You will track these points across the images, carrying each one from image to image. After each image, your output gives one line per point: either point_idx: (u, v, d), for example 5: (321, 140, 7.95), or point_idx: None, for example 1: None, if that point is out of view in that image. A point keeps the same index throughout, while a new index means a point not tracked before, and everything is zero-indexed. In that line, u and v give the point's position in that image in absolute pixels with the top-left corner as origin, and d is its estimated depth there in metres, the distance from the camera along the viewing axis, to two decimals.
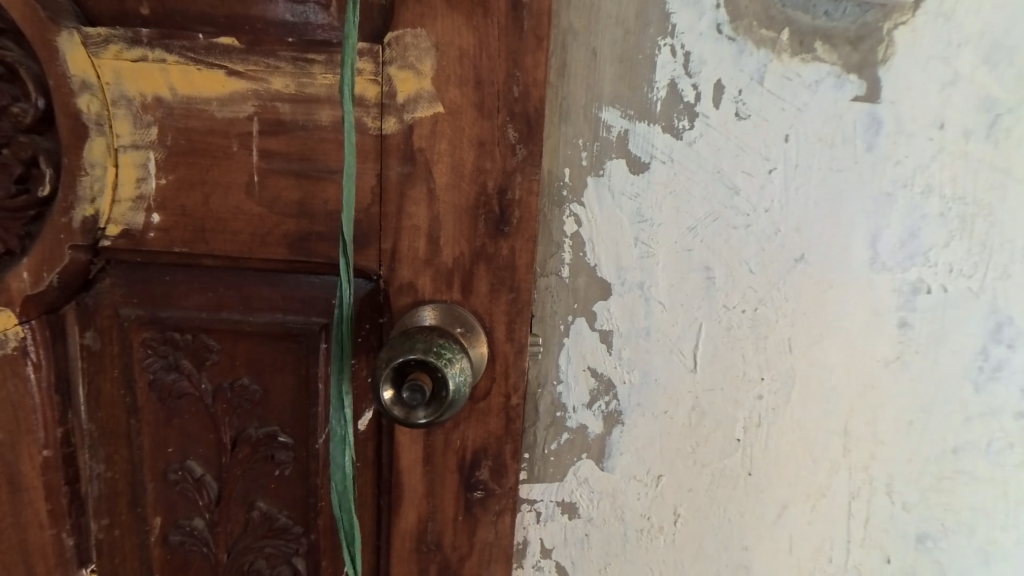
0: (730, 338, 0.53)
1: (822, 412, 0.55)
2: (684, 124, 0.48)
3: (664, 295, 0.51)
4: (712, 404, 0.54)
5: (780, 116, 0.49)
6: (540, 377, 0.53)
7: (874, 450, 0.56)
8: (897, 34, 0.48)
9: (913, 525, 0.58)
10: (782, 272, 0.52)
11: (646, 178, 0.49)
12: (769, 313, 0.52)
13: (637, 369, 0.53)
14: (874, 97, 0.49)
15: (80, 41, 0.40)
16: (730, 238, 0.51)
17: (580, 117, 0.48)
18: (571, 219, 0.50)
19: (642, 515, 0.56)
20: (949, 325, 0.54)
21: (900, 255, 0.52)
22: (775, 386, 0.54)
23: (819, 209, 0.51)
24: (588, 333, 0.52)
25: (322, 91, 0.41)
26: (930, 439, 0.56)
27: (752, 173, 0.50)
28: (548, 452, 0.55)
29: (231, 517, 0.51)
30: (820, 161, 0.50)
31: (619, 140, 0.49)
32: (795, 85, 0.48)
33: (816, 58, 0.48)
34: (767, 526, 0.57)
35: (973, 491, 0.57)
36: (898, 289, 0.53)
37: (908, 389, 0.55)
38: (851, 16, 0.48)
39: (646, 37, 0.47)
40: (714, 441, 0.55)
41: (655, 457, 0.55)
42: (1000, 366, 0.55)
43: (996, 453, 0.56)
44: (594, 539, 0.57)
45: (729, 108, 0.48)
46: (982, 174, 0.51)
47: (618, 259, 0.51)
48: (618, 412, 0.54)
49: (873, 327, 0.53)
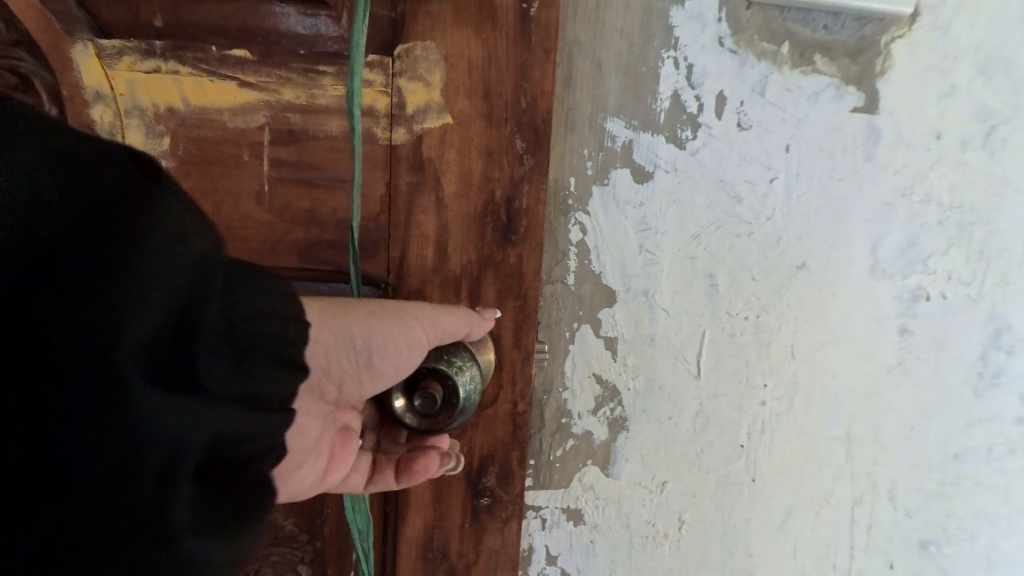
0: (734, 345, 0.53)
1: (826, 418, 0.56)
2: (688, 135, 0.49)
3: (669, 302, 0.52)
4: (716, 410, 0.54)
5: (781, 126, 0.50)
6: (545, 384, 0.54)
7: (876, 455, 0.57)
8: (894, 47, 0.50)
9: (916, 531, 0.59)
10: (784, 279, 0.52)
11: (650, 187, 0.50)
12: (772, 320, 0.53)
13: (642, 376, 0.53)
14: (872, 108, 0.50)
15: (94, 52, 0.41)
16: (733, 245, 0.51)
17: (586, 127, 0.49)
18: (577, 228, 0.50)
19: (647, 521, 0.56)
20: (949, 331, 0.55)
21: (900, 262, 0.53)
22: (778, 392, 0.55)
23: (820, 217, 0.52)
24: (593, 340, 0.53)
25: (333, 102, 0.43)
26: (931, 445, 0.57)
27: (754, 182, 0.50)
28: (553, 458, 0.55)
29: (301, 463, 0.45)
30: (820, 170, 0.51)
31: (624, 149, 0.49)
32: (795, 96, 0.49)
33: (816, 71, 0.49)
34: (771, 532, 0.58)
35: (975, 497, 0.58)
36: (898, 296, 0.54)
37: (910, 393, 0.56)
38: (850, 30, 0.49)
39: (650, 50, 0.48)
40: (718, 447, 0.55)
41: (660, 465, 0.55)
42: (1000, 372, 0.56)
43: (998, 458, 0.58)
44: (599, 546, 0.57)
45: (731, 119, 0.49)
46: (979, 184, 0.53)
47: (623, 267, 0.51)
48: (623, 419, 0.54)
49: (875, 335, 0.55)
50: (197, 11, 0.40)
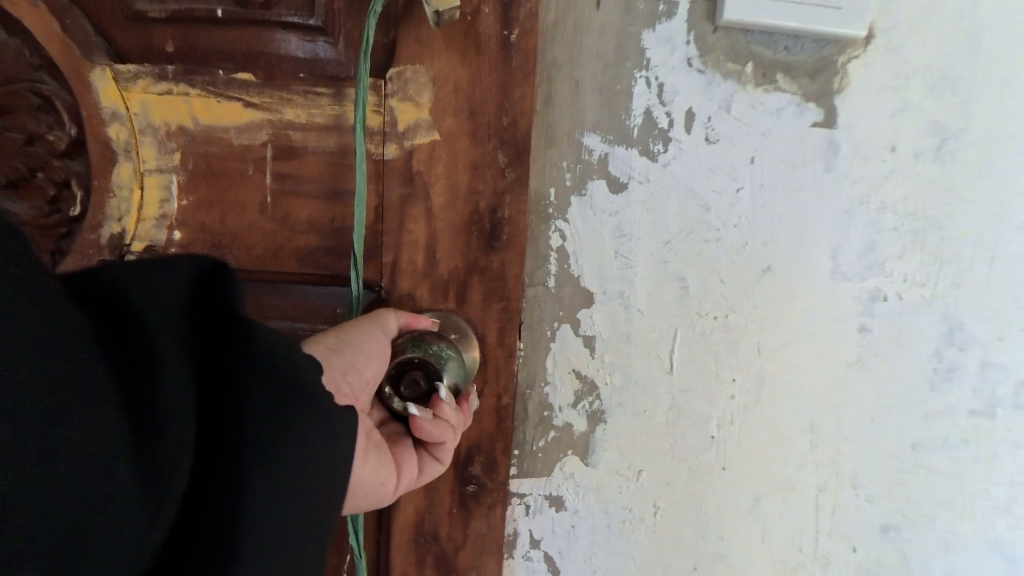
0: (705, 342, 0.57)
1: (792, 410, 0.60)
2: (659, 148, 0.53)
3: (643, 303, 0.56)
4: (689, 403, 0.58)
5: (746, 140, 0.54)
6: (529, 379, 0.58)
7: (838, 445, 0.61)
8: (851, 67, 0.54)
9: (878, 516, 0.63)
10: (750, 281, 0.56)
11: (625, 197, 0.54)
12: (740, 319, 0.57)
13: (619, 371, 0.57)
14: (831, 123, 0.54)
15: (112, 76, 0.46)
16: (703, 250, 0.55)
17: (565, 141, 0.53)
18: (557, 234, 0.54)
19: (625, 507, 0.60)
20: (906, 329, 0.59)
21: (859, 265, 0.57)
22: (746, 386, 0.59)
23: (784, 224, 0.56)
24: (573, 338, 0.57)
25: (329, 120, 0.47)
26: (891, 436, 0.62)
27: (722, 192, 0.54)
28: (536, 449, 0.59)
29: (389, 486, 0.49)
30: (783, 181, 0.55)
31: (600, 162, 0.53)
32: (759, 112, 0.53)
33: (778, 89, 0.53)
34: (741, 517, 0.62)
35: (933, 484, 0.63)
36: (858, 297, 0.58)
37: (870, 387, 0.60)
38: (809, 51, 0.53)
39: (623, 70, 0.52)
40: (691, 437, 0.59)
41: (637, 454, 0.59)
42: (953, 367, 0.60)
43: (953, 447, 0.62)
44: (580, 531, 0.61)
45: (699, 133, 0.53)
46: (931, 193, 0.57)
47: (601, 271, 0.55)
48: (601, 412, 0.58)
49: (837, 334, 0.59)
50: (207, 40, 0.45)
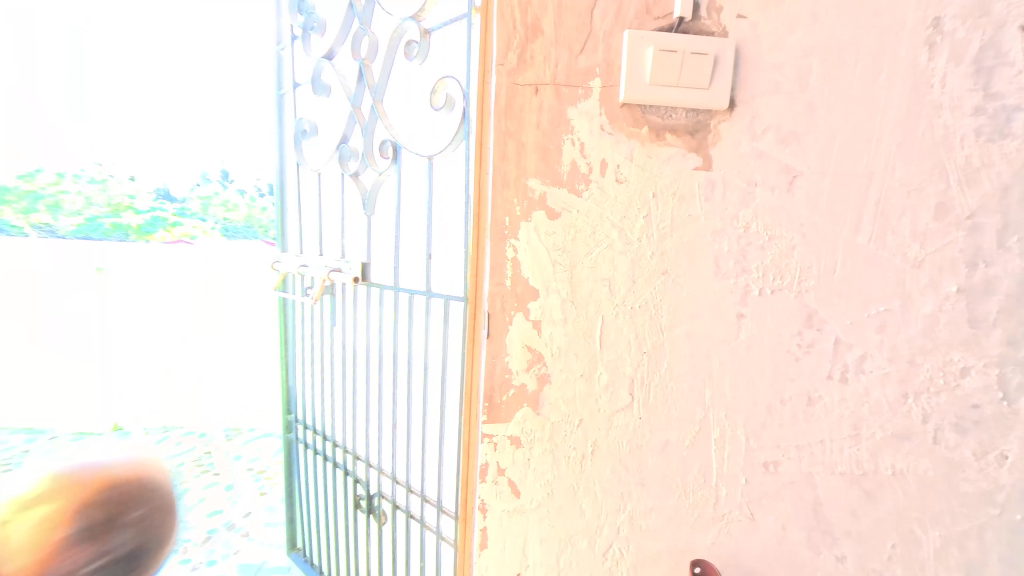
0: (622, 324, 0.80)
1: (691, 374, 0.82)
2: (582, 187, 0.77)
3: (575, 296, 0.79)
4: (612, 368, 0.81)
5: (646, 181, 0.76)
6: (494, 350, 0.82)
7: (726, 400, 0.83)
8: (721, 127, 0.75)
9: (761, 455, 0.84)
10: (654, 280, 0.79)
11: (558, 222, 0.78)
12: (647, 307, 0.79)
13: (558, 344, 0.81)
14: (708, 167, 0.76)
15: None
16: (618, 259, 0.78)
17: (514, 185, 0.78)
18: (510, 249, 0.79)
19: (570, 446, 0.83)
20: (773, 314, 0.81)
21: (735, 267, 0.79)
22: (654, 356, 0.81)
23: (677, 240, 0.78)
24: (525, 322, 0.81)
25: None
26: (768, 394, 0.83)
27: (630, 217, 0.77)
28: (501, 401, 0.84)
29: None
30: (676, 209, 0.77)
31: (540, 198, 0.77)
32: (656, 161, 0.76)
33: (667, 144, 0.75)
34: (656, 454, 0.84)
35: (802, 432, 0.83)
36: (735, 291, 0.80)
37: (747, 357, 0.82)
38: (687, 117, 0.75)
39: (556, 135, 0.76)
40: (614, 392, 0.81)
41: (575, 406, 0.82)
42: (813, 342, 0.81)
43: (817, 405, 0.82)
44: (535, 461, 0.85)
45: (611, 176, 0.76)
46: (787, 215, 0.78)
47: (543, 274, 0.79)
48: (547, 374, 0.82)
49: (721, 318, 0.80)
50: None
